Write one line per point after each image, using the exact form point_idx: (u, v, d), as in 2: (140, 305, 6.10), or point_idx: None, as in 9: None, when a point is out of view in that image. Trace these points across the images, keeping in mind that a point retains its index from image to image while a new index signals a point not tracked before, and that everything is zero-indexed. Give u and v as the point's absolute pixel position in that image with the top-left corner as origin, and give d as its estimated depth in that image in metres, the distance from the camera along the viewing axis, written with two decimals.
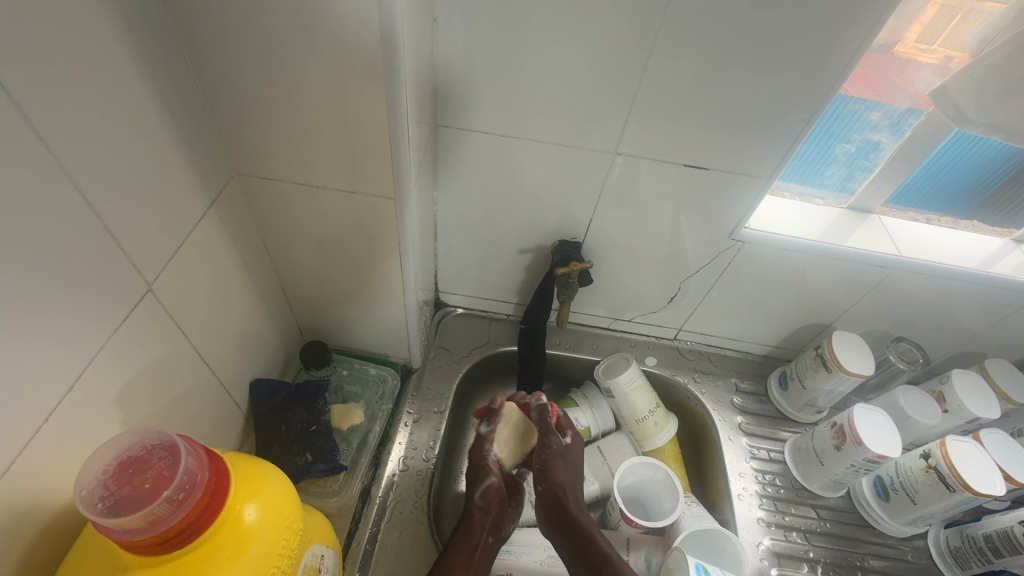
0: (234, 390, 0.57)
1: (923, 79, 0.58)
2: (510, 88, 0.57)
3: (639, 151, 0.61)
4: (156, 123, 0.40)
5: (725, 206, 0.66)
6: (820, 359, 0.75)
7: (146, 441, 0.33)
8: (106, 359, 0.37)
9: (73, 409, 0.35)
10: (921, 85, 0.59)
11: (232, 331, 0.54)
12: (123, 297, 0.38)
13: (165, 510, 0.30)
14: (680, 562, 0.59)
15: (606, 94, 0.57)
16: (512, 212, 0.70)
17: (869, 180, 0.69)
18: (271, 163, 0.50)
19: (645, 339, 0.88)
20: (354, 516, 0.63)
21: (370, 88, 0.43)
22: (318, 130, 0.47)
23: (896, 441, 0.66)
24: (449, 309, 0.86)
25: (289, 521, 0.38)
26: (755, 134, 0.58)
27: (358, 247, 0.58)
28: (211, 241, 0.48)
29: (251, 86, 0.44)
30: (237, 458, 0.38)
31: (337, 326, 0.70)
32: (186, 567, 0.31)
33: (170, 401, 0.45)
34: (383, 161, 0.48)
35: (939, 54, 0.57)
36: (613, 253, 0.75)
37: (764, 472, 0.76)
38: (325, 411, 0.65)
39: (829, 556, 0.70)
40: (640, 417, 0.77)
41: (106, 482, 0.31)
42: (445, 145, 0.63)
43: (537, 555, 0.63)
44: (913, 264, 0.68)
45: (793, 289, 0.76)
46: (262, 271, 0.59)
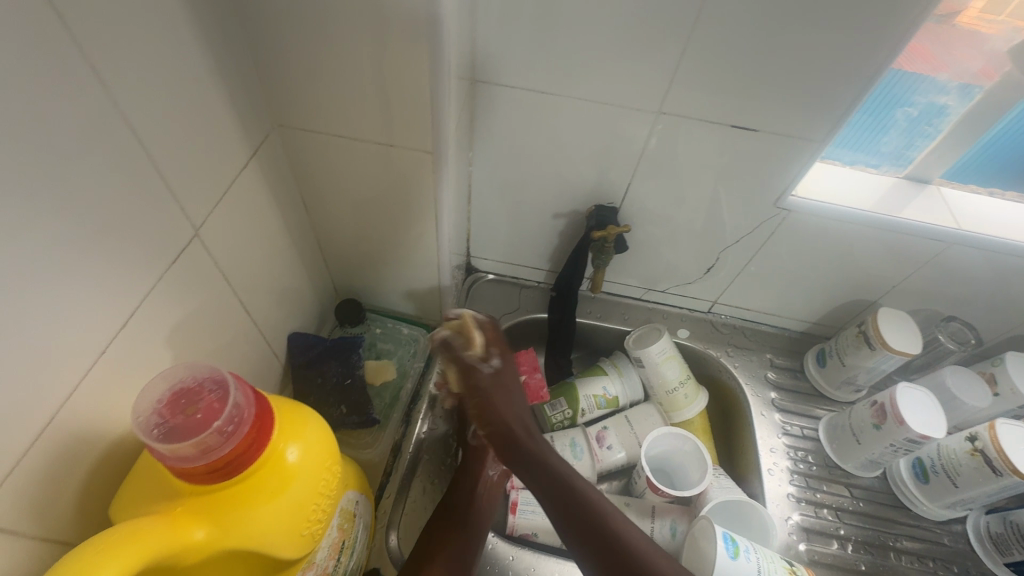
0: (273, 343, 0.59)
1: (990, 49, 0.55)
2: (554, 42, 0.55)
3: (685, 112, 0.59)
4: (204, 67, 0.39)
5: (773, 172, 0.63)
6: (863, 336, 0.72)
7: (198, 375, 0.34)
8: (157, 300, 0.38)
9: (126, 347, 0.36)
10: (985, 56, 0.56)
11: (272, 283, 0.55)
12: (172, 241, 0.39)
13: (216, 441, 0.31)
14: (707, 531, 0.59)
15: (655, 48, 0.54)
16: (549, 175, 0.69)
17: (930, 148, 0.65)
18: (311, 115, 0.50)
19: (678, 311, 0.87)
20: (385, 470, 0.64)
21: (413, 35, 0.41)
22: (359, 81, 0.46)
23: (940, 422, 0.64)
24: (480, 275, 0.86)
25: (328, 464, 0.39)
26: (813, 94, 0.55)
27: (395, 205, 0.57)
28: (253, 192, 0.48)
29: (293, 33, 0.43)
30: (280, 400, 0.39)
31: (371, 286, 0.71)
32: (235, 497, 0.33)
33: (214, 347, 0.47)
34: (424, 114, 0.47)
35: (1005, 24, 0.54)
36: (651, 221, 0.73)
37: (796, 448, 0.75)
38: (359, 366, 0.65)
39: (860, 535, 0.69)
40: (670, 388, 0.77)
41: (160, 411, 0.32)
42: (483, 104, 0.62)
43: None
44: (972, 239, 0.64)
45: (839, 262, 0.72)
46: (299, 227, 0.60)
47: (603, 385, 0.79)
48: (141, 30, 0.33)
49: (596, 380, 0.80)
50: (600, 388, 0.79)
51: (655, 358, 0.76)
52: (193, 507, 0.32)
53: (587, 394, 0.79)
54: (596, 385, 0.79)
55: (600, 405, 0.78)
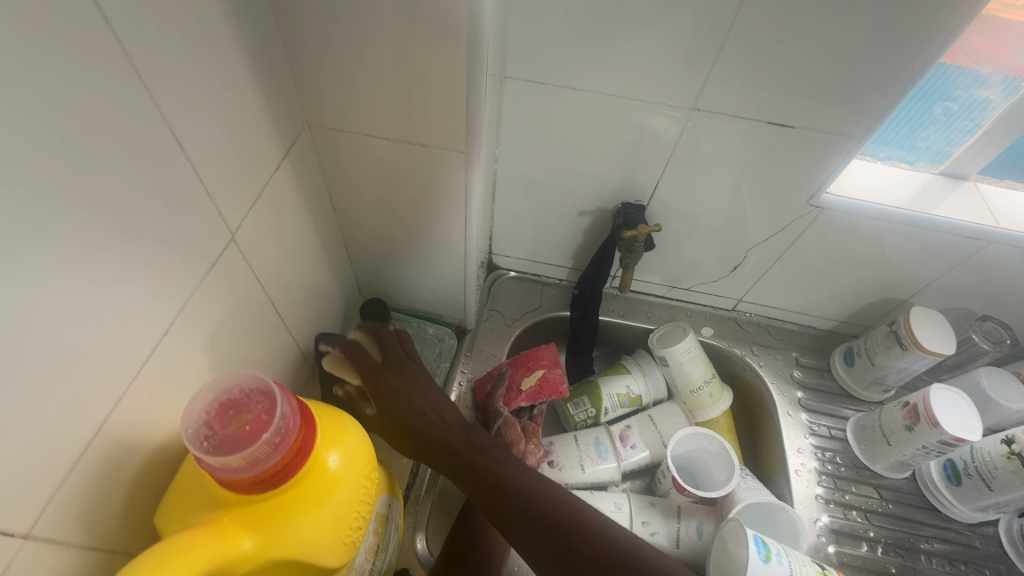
0: (301, 343, 0.58)
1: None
2: (588, 37, 0.54)
3: (720, 108, 0.57)
4: (241, 68, 0.39)
5: (808, 169, 0.61)
6: (895, 335, 0.71)
7: (243, 386, 0.33)
8: (196, 306, 0.38)
9: (167, 354, 0.36)
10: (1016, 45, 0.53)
11: (300, 285, 0.55)
12: (211, 245, 0.38)
13: (265, 452, 0.31)
14: (737, 533, 0.58)
15: (692, 42, 0.52)
16: (575, 173, 0.68)
17: (969, 143, 0.63)
18: (342, 114, 0.49)
19: (702, 309, 0.86)
20: (412, 470, 0.64)
21: (451, 33, 0.40)
22: (393, 80, 0.45)
23: (975, 424, 0.62)
24: (501, 272, 0.85)
25: (367, 470, 0.39)
26: (855, 89, 0.53)
27: (423, 204, 0.57)
28: (284, 194, 0.48)
29: (326, 31, 0.42)
30: (319, 407, 0.38)
31: (395, 284, 0.70)
32: (282, 506, 0.32)
33: (248, 350, 0.46)
34: (458, 113, 0.46)
35: None
36: (678, 218, 0.71)
37: (824, 449, 0.74)
38: None
39: (890, 537, 0.68)
40: (695, 387, 0.76)
41: (208, 422, 0.31)
42: (512, 100, 0.61)
43: None
44: (1012, 238, 0.63)
45: (871, 261, 0.71)
46: (326, 226, 0.59)
47: (627, 384, 0.78)
48: (183, 31, 0.32)
49: (620, 379, 0.79)
50: (624, 388, 0.78)
51: (681, 359, 0.75)
52: (242, 517, 0.31)
53: (610, 393, 0.78)
54: (621, 384, 0.78)
55: (622, 403, 0.78)
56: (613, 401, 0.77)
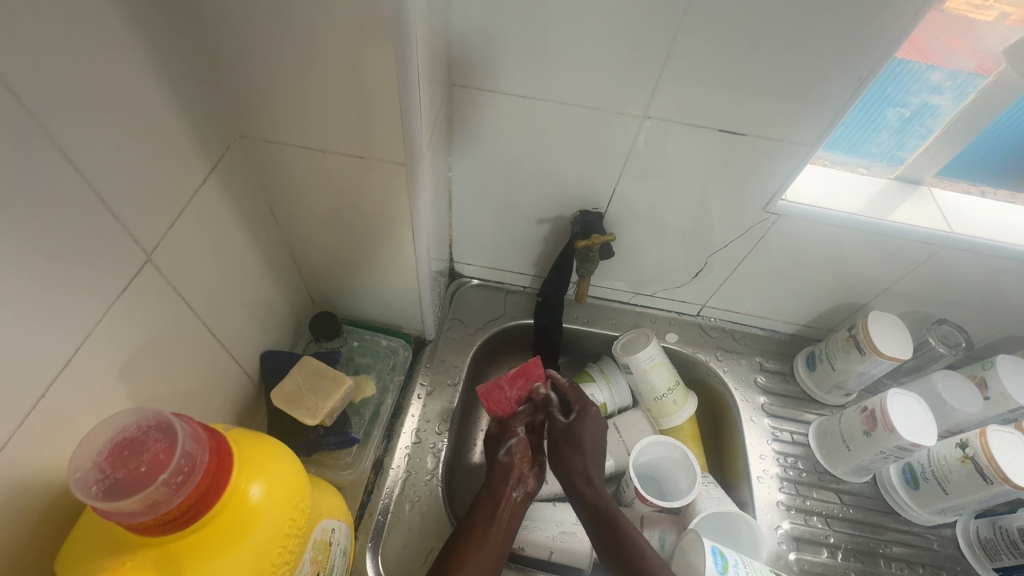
0: (244, 361, 0.56)
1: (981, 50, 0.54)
2: (533, 43, 0.52)
3: (671, 115, 0.57)
4: (151, 79, 0.37)
5: (761, 176, 0.61)
6: (854, 340, 0.71)
7: (142, 422, 0.31)
8: (104, 333, 0.36)
9: (71, 385, 0.34)
10: (978, 48, 0.54)
11: (240, 301, 0.53)
12: (121, 266, 0.36)
13: (164, 494, 0.29)
14: (695, 544, 0.58)
15: (637, 50, 0.51)
16: (531, 180, 0.67)
17: (921, 148, 0.63)
18: (275, 125, 0.47)
19: (667, 315, 0.85)
20: (367, 487, 0.62)
21: (380, 42, 0.39)
22: (325, 91, 0.43)
23: (930, 429, 0.63)
24: (463, 280, 0.84)
25: (297, 499, 0.37)
26: (801, 97, 0.53)
27: (368, 216, 0.55)
28: (214, 208, 0.46)
29: (250, 39, 0.40)
30: (239, 435, 0.37)
31: (348, 296, 0.69)
32: (192, 546, 0.31)
33: (177, 374, 0.44)
34: (394, 123, 0.45)
35: (995, 10, 0.51)
36: (637, 225, 0.71)
37: (786, 454, 0.74)
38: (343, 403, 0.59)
39: (850, 542, 0.68)
40: (658, 395, 0.75)
41: (100, 465, 0.29)
42: (461, 107, 0.59)
43: (549, 530, 0.63)
44: (964, 242, 0.63)
45: (829, 266, 0.71)
46: (270, 239, 0.57)
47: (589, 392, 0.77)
48: (72, 41, 0.30)
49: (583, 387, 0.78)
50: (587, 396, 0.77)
51: (643, 366, 0.74)
52: (147, 562, 0.30)
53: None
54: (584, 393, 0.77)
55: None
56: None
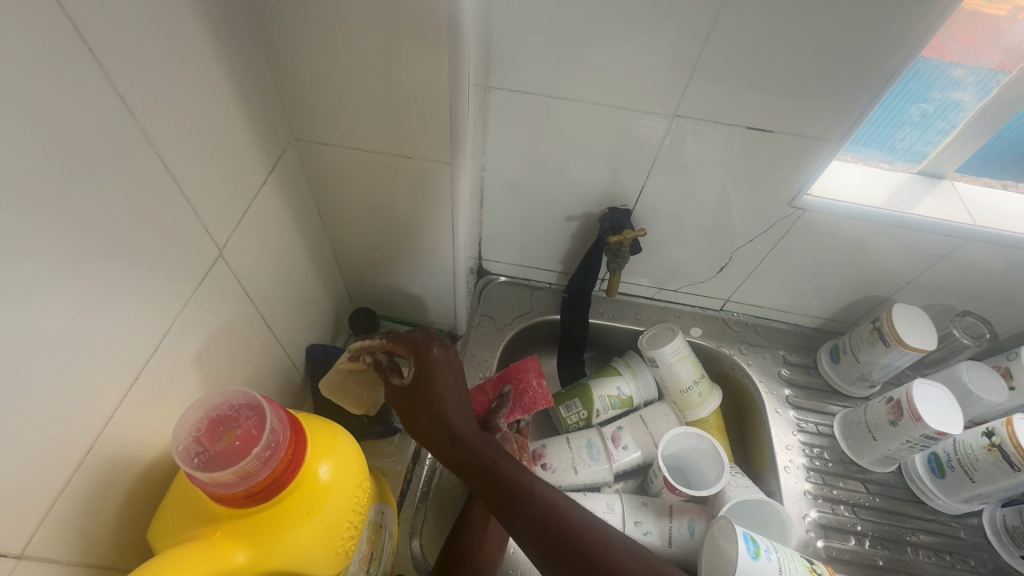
0: (292, 354, 0.59)
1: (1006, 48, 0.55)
2: (569, 46, 0.55)
3: (701, 113, 0.58)
4: (223, 85, 0.39)
5: (788, 172, 0.63)
6: (878, 332, 0.72)
7: (232, 401, 0.34)
8: (184, 323, 0.39)
9: (157, 371, 0.37)
10: (995, 43, 0.54)
11: (290, 296, 0.56)
12: (197, 260, 0.39)
13: (254, 466, 0.31)
14: (727, 531, 0.59)
15: (669, 51, 0.53)
16: (562, 178, 0.69)
17: (944, 143, 0.65)
18: (327, 128, 0.49)
19: (690, 310, 0.87)
20: (406, 476, 0.64)
21: (433, 47, 0.41)
22: (377, 95, 0.46)
23: (956, 418, 0.64)
24: (491, 277, 0.86)
25: (359, 479, 0.39)
26: (829, 94, 0.54)
27: (410, 214, 0.57)
28: (272, 207, 0.48)
29: (310, 47, 0.43)
30: (309, 418, 0.39)
31: (385, 292, 0.71)
32: (273, 518, 0.33)
33: (238, 363, 0.47)
34: (441, 125, 0.47)
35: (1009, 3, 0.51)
36: (664, 221, 0.72)
37: (812, 445, 0.75)
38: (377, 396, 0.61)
39: (877, 530, 0.69)
40: (684, 388, 0.77)
41: (199, 438, 0.32)
42: (496, 108, 0.62)
43: None
44: (988, 235, 0.64)
45: (853, 260, 0.72)
46: (315, 238, 0.60)
47: (615, 386, 0.79)
48: (162, 51, 0.33)
49: (609, 381, 0.79)
50: (612, 390, 0.79)
51: (668, 360, 0.76)
52: (233, 531, 0.32)
53: (598, 396, 0.78)
54: (611, 386, 0.79)
55: (611, 405, 0.78)
56: (603, 402, 0.78)
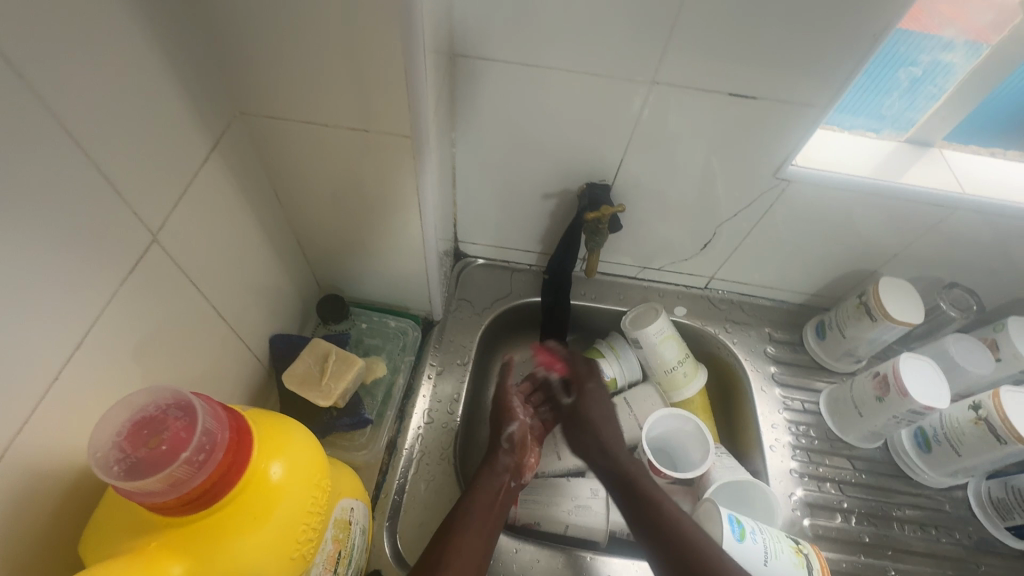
0: (254, 345, 0.56)
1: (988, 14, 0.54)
2: (539, 9, 0.51)
3: (681, 80, 0.55)
4: (148, 50, 0.35)
5: (773, 142, 0.60)
6: (864, 307, 0.70)
7: (160, 402, 0.31)
8: (116, 316, 0.35)
9: (83, 369, 0.33)
10: (977, 16, 0.54)
11: (247, 284, 0.52)
12: (127, 247, 0.35)
13: (186, 472, 0.29)
14: (712, 513, 0.58)
15: (648, 12, 0.50)
16: (537, 154, 0.65)
17: (933, 109, 0.62)
18: (275, 100, 0.45)
19: (674, 289, 0.85)
20: (382, 469, 0.62)
21: (384, 7, 0.37)
22: (327, 63, 0.42)
23: (943, 392, 0.63)
24: (469, 260, 0.83)
25: (317, 477, 0.37)
26: (815, 57, 0.51)
27: (374, 194, 0.54)
28: (218, 187, 0.45)
29: (250, 10, 0.39)
30: (258, 415, 0.36)
31: (355, 278, 0.68)
32: (217, 525, 0.31)
33: (188, 358, 0.44)
34: (401, 95, 0.44)
35: None
36: (645, 197, 0.69)
37: (798, 423, 0.74)
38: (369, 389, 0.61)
39: (863, 507, 0.69)
40: (669, 368, 0.75)
41: (121, 444, 0.29)
42: (465, 79, 0.58)
43: (565, 506, 0.65)
44: (978, 203, 0.62)
45: (839, 233, 0.70)
46: (273, 222, 0.56)
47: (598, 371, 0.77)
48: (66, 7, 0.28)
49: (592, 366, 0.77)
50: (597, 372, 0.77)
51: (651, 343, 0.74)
52: (172, 542, 0.30)
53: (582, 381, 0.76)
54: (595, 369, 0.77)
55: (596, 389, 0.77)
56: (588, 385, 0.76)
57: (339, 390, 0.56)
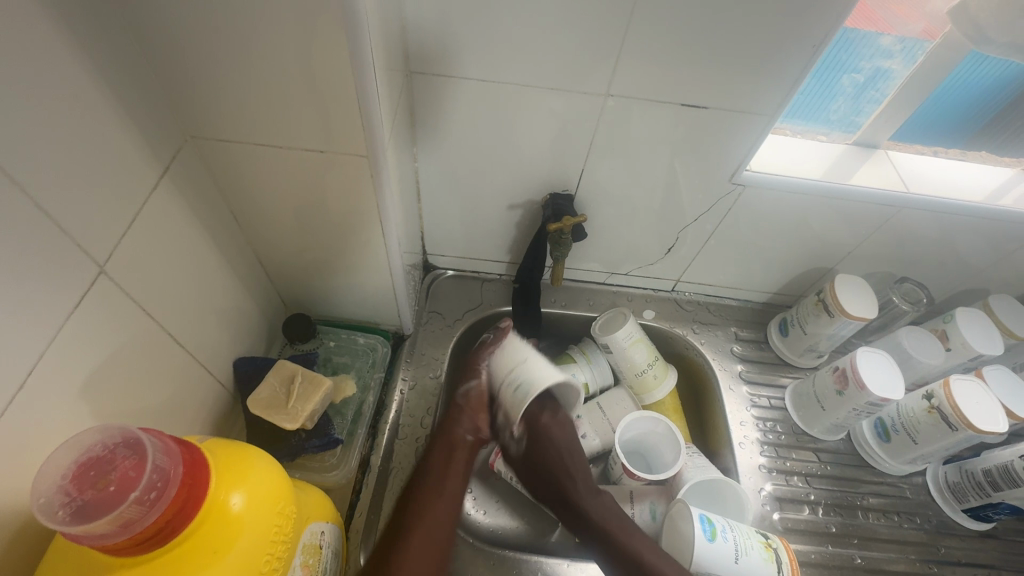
0: (215, 369, 0.55)
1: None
2: (491, 26, 0.51)
3: (631, 92, 0.56)
4: (85, 80, 0.35)
5: (724, 148, 0.62)
6: (822, 304, 0.73)
7: (107, 441, 0.31)
8: (60, 350, 0.35)
9: (28, 405, 0.33)
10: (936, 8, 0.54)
11: (205, 309, 0.52)
12: (67, 280, 0.35)
13: (137, 512, 0.29)
14: (683, 512, 0.59)
15: (592, 31, 0.51)
16: (498, 168, 0.66)
17: (876, 113, 0.65)
18: (226, 124, 0.45)
19: (642, 292, 0.86)
20: (355, 488, 0.62)
21: (329, 32, 0.38)
22: (276, 88, 0.42)
23: (898, 384, 0.65)
24: (439, 272, 0.83)
25: (281, 505, 0.37)
26: (757, 67, 0.53)
27: (334, 213, 0.54)
28: (167, 215, 0.45)
29: (193, 38, 0.39)
30: (218, 446, 0.36)
31: (321, 296, 0.67)
32: (171, 564, 0.31)
33: (141, 387, 0.43)
34: (353, 116, 0.44)
35: None
36: (607, 205, 0.71)
37: (765, 419, 0.76)
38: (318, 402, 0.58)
39: (829, 498, 0.71)
40: (639, 371, 0.76)
41: (66, 487, 0.29)
42: (422, 96, 0.58)
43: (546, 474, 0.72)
44: (921, 201, 0.65)
45: (795, 234, 0.73)
46: (232, 243, 0.56)
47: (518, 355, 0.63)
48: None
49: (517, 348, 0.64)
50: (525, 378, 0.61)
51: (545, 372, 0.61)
52: None
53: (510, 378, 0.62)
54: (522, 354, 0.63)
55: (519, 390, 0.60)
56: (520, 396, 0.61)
57: (306, 412, 0.57)
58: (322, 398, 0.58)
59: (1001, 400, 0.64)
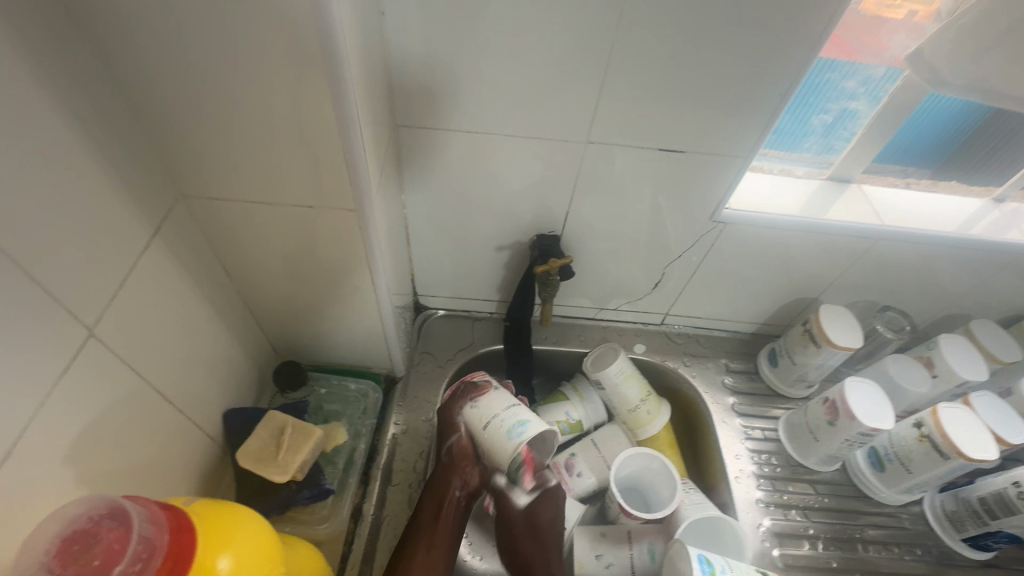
0: (205, 422, 0.55)
1: (898, 42, 0.55)
2: (473, 80, 0.54)
3: (610, 137, 0.59)
4: (76, 151, 0.37)
5: (703, 187, 0.64)
6: (808, 335, 0.74)
7: (92, 512, 0.31)
8: (47, 416, 0.35)
9: (13, 474, 0.33)
10: (898, 49, 0.56)
11: (194, 361, 0.52)
12: (58, 343, 0.36)
13: None
14: (682, 553, 0.58)
15: (567, 82, 0.54)
16: (484, 212, 0.68)
17: (847, 149, 0.67)
18: (217, 183, 0.47)
19: (633, 327, 0.87)
20: (347, 538, 0.61)
21: (314, 91, 0.40)
22: (266, 146, 0.44)
23: (888, 413, 0.65)
24: (430, 312, 0.84)
25: (269, 568, 0.37)
26: (728, 111, 0.56)
27: (324, 262, 0.55)
28: (158, 273, 0.45)
29: (184, 103, 0.41)
30: (204, 508, 0.36)
31: (312, 342, 0.67)
32: None
33: (127, 445, 0.43)
34: (339, 170, 0.45)
35: (904, 8, 0.53)
36: (593, 243, 0.72)
37: (760, 452, 0.76)
38: (308, 451, 0.57)
39: (828, 531, 0.70)
40: (632, 407, 0.76)
41: (48, 564, 0.29)
42: (409, 146, 0.60)
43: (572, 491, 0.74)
44: (896, 233, 0.67)
45: (779, 267, 0.74)
46: (223, 294, 0.56)
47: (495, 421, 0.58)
48: None
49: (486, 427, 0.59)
50: (507, 431, 0.57)
51: (528, 424, 0.57)
52: None
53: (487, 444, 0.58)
54: (494, 406, 0.59)
55: (510, 437, 0.56)
56: (500, 459, 0.57)
57: (301, 456, 0.57)
58: (314, 445, 0.58)
59: (991, 427, 0.64)
